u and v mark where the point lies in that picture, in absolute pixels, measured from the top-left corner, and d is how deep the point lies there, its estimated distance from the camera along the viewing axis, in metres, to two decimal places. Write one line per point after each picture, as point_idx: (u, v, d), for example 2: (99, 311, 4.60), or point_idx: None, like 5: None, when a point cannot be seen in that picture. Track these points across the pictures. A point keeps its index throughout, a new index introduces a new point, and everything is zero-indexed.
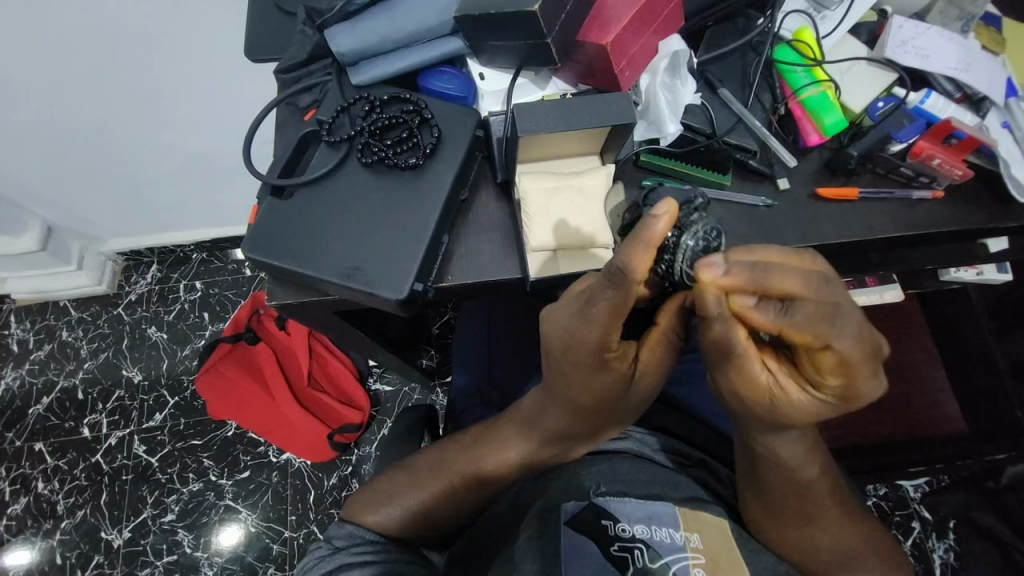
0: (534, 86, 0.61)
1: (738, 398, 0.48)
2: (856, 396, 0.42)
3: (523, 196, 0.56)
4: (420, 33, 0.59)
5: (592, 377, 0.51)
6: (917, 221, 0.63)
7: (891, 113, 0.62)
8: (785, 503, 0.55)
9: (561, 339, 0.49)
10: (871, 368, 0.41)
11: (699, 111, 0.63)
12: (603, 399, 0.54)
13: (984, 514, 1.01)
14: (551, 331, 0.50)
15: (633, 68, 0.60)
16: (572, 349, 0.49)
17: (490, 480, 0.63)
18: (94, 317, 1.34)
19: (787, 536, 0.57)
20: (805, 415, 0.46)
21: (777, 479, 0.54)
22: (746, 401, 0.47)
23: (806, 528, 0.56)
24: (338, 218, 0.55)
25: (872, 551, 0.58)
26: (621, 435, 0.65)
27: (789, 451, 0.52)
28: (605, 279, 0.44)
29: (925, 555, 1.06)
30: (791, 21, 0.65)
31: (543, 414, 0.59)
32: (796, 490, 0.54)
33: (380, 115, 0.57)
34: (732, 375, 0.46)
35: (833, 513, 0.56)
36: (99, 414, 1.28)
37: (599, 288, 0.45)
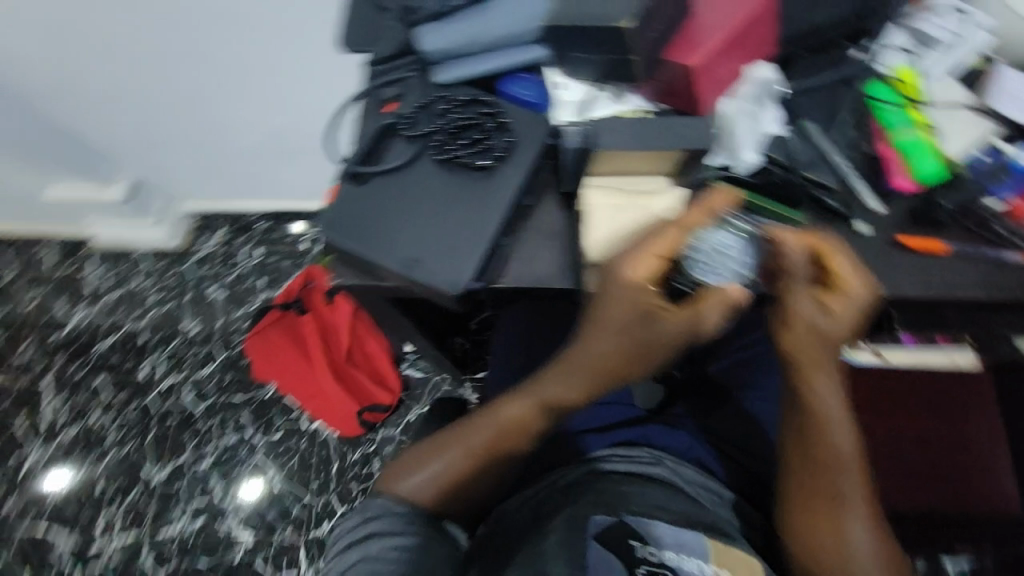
0: (612, 100, 0.61)
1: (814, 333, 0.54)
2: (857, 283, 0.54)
3: (588, 210, 0.59)
4: (506, 39, 0.60)
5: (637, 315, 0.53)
6: (1005, 285, 0.58)
7: (990, 165, 0.61)
8: (820, 445, 0.55)
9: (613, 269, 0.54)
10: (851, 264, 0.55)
11: (778, 144, 0.61)
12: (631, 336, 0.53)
13: None
14: (618, 273, 0.53)
15: (716, 91, 0.59)
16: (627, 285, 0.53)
17: (506, 436, 0.61)
18: (163, 269, 1.45)
19: (800, 489, 0.56)
20: (846, 315, 0.53)
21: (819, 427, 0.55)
22: (821, 335, 0.54)
23: (828, 481, 0.55)
24: (406, 209, 0.57)
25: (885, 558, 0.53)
26: (653, 461, 0.67)
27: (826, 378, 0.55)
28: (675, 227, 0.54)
29: None
30: (891, 58, 0.65)
31: (564, 380, 0.58)
32: (827, 437, 0.55)
33: (459, 115, 0.60)
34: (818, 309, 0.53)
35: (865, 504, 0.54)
36: (156, 359, 1.38)
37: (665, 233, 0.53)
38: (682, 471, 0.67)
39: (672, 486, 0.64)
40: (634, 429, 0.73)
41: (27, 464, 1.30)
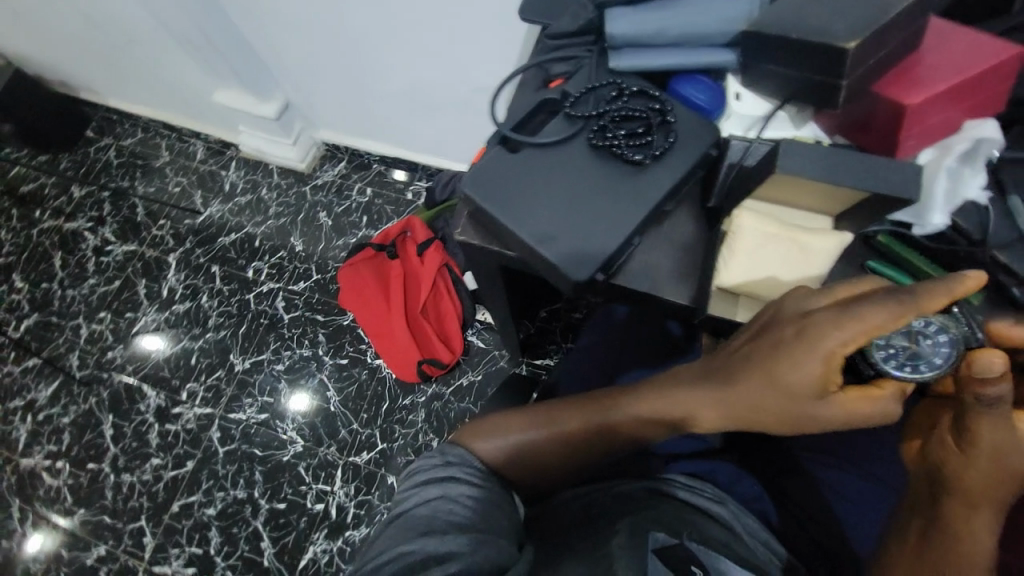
0: (789, 122, 0.57)
1: (999, 463, 0.46)
2: None
3: (734, 233, 0.53)
4: (695, 39, 0.58)
5: (800, 378, 0.46)
6: None
7: None
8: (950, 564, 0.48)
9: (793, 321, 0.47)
10: None
11: (971, 211, 0.53)
12: (781, 395, 0.48)
13: None
14: (799, 327, 0.46)
15: (921, 138, 0.53)
16: (798, 343, 0.46)
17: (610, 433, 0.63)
18: (287, 186, 1.60)
19: None
20: None
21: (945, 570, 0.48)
22: (1009, 468, 0.46)
23: None
24: (548, 186, 0.58)
25: None
26: (716, 498, 0.64)
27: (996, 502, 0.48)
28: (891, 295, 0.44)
29: None
30: None
31: (689, 407, 0.56)
32: (967, 553, 0.48)
33: (625, 105, 0.58)
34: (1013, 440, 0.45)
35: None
36: (263, 263, 1.54)
37: (880, 304, 0.43)
38: (744, 518, 0.63)
39: (729, 529, 0.60)
40: (704, 462, 0.70)
41: (143, 322, 1.50)
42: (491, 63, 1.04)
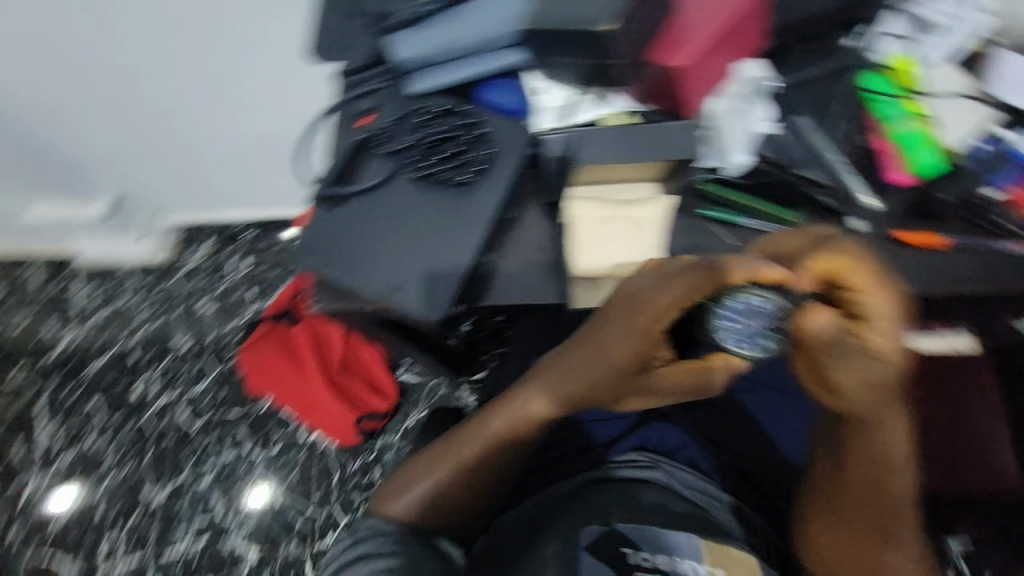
0: (595, 104, 0.58)
1: (856, 380, 0.44)
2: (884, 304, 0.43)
3: (575, 222, 0.58)
4: (481, 45, 0.57)
5: (630, 359, 0.52)
6: (1001, 275, 0.58)
7: (991, 155, 0.59)
8: (860, 479, 0.51)
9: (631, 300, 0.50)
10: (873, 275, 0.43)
11: (768, 140, 0.59)
12: (620, 379, 0.54)
13: None
14: (635, 309, 0.50)
15: (702, 90, 0.55)
16: (629, 328, 0.50)
17: (501, 450, 0.60)
18: (150, 285, 1.42)
19: (826, 511, 0.55)
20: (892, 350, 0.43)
21: (870, 483, 0.51)
22: (869, 379, 0.43)
23: (869, 504, 0.51)
24: (383, 232, 0.55)
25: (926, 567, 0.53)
26: (649, 465, 0.67)
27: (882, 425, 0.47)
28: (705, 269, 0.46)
29: None
30: (885, 45, 0.61)
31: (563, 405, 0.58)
32: (881, 463, 0.49)
33: (435, 128, 0.57)
34: (857, 354, 0.43)
35: (912, 546, 0.52)
36: (150, 377, 1.36)
37: (686, 276, 0.47)
38: (678, 474, 0.67)
39: (667, 490, 0.64)
40: (633, 435, 0.70)
41: (24, 492, 1.27)
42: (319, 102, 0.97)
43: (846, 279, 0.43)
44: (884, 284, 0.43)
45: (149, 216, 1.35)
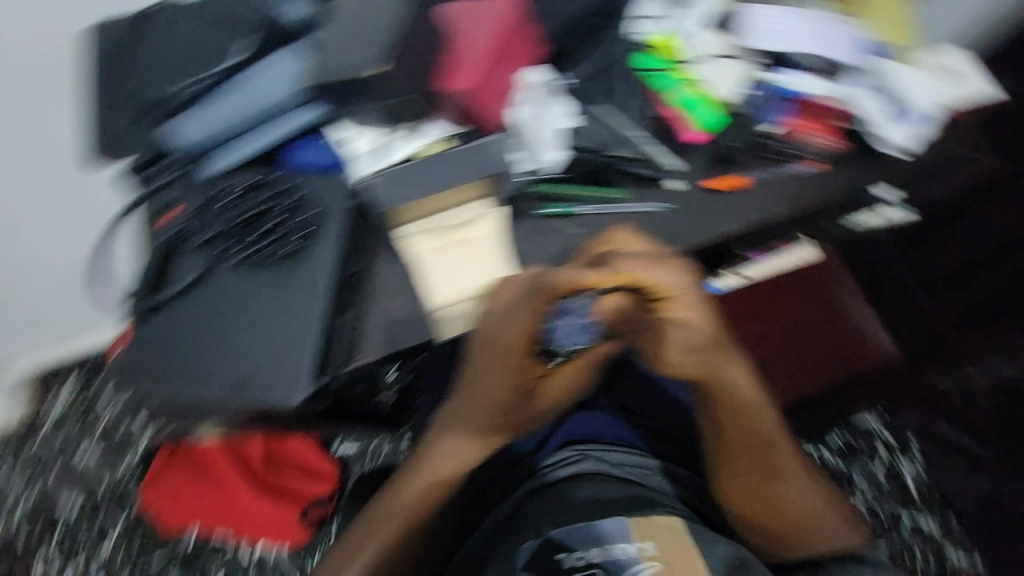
0: (407, 139, 0.57)
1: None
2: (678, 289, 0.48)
3: (415, 260, 0.56)
4: (270, 109, 0.54)
5: (514, 398, 0.53)
6: (806, 193, 0.65)
7: (758, 97, 0.67)
8: (735, 429, 0.59)
9: (488, 340, 0.50)
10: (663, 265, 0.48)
11: (578, 132, 0.63)
12: (516, 415, 0.55)
13: (943, 425, 1.22)
14: (492, 349, 0.50)
15: (498, 104, 0.58)
16: (503, 372, 0.51)
17: (429, 500, 0.60)
18: (13, 449, 1.21)
19: (728, 471, 0.60)
20: (693, 318, 0.49)
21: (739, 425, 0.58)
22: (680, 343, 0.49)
23: (751, 448, 0.59)
24: (218, 328, 0.52)
25: (805, 472, 0.62)
26: (579, 457, 0.67)
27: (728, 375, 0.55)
28: (536, 293, 0.48)
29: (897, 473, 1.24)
30: (643, 27, 0.67)
31: (463, 449, 0.58)
32: (741, 406, 0.58)
33: (247, 206, 0.54)
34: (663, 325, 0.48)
35: (794, 465, 0.61)
36: (38, 556, 1.13)
37: (529, 312, 0.48)
38: (608, 455, 0.68)
39: (599, 477, 0.63)
40: (559, 431, 0.72)
41: None
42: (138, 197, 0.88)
43: (638, 270, 0.47)
44: (668, 261, 0.48)
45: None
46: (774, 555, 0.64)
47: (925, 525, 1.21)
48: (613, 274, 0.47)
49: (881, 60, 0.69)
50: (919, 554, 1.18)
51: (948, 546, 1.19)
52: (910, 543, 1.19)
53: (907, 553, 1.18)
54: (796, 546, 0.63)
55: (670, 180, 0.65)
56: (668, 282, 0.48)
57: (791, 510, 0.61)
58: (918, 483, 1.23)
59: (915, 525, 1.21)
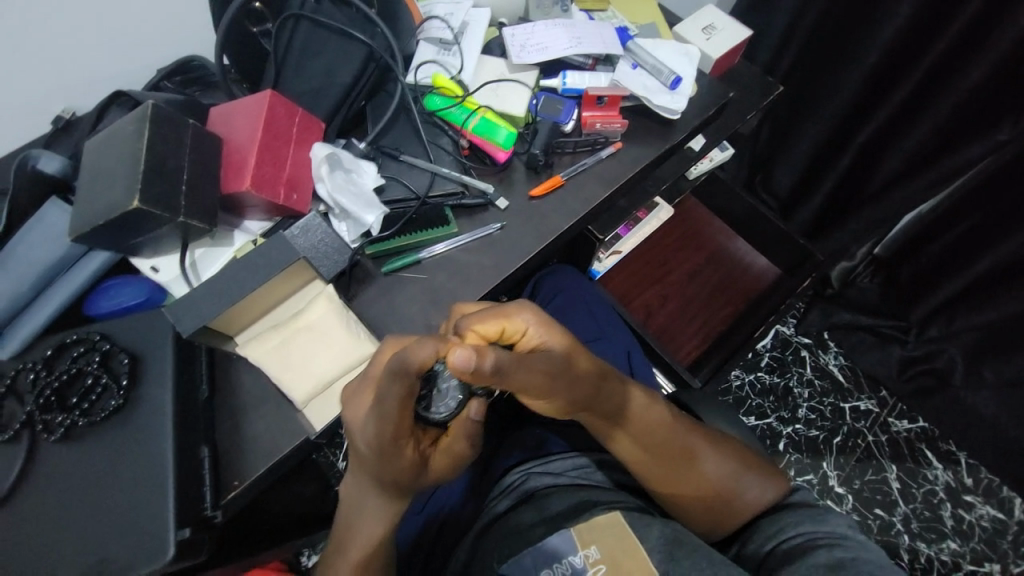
0: (217, 249, 0.57)
1: (544, 378, 0.45)
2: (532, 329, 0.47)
3: (262, 365, 0.54)
4: (53, 267, 0.52)
5: (405, 474, 0.48)
6: (618, 172, 0.73)
7: (546, 103, 0.73)
8: (651, 428, 0.59)
9: (364, 436, 0.45)
10: (512, 311, 0.47)
11: (393, 184, 0.66)
12: (416, 486, 0.51)
13: (841, 313, 1.33)
14: (371, 444, 0.45)
15: (301, 187, 0.58)
16: (380, 458, 0.46)
17: None
18: None
19: (658, 469, 0.59)
20: (561, 348, 0.48)
21: (641, 424, 0.58)
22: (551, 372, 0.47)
23: (669, 439, 0.60)
24: (58, 518, 0.46)
25: (722, 448, 0.63)
26: (522, 480, 0.66)
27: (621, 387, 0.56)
28: (389, 377, 0.41)
29: (826, 370, 1.36)
30: (427, 70, 0.71)
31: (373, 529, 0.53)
32: (643, 405, 0.59)
33: (53, 375, 0.49)
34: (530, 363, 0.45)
35: (704, 443, 0.62)
36: None
37: (397, 400, 0.42)
38: (552, 467, 0.67)
39: (544, 493, 0.63)
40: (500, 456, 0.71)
41: None
42: None
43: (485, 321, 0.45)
44: (513, 304, 0.47)
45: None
46: (720, 531, 0.63)
47: (863, 405, 1.33)
48: (465, 334, 0.44)
49: (635, 40, 0.78)
50: (867, 432, 1.30)
51: (888, 416, 1.32)
52: (857, 426, 1.31)
53: (857, 436, 1.30)
54: (732, 518, 0.62)
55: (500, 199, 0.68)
56: (523, 324, 0.47)
57: (724, 485, 0.62)
58: (845, 372, 1.36)
59: (856, 409, 1.32)
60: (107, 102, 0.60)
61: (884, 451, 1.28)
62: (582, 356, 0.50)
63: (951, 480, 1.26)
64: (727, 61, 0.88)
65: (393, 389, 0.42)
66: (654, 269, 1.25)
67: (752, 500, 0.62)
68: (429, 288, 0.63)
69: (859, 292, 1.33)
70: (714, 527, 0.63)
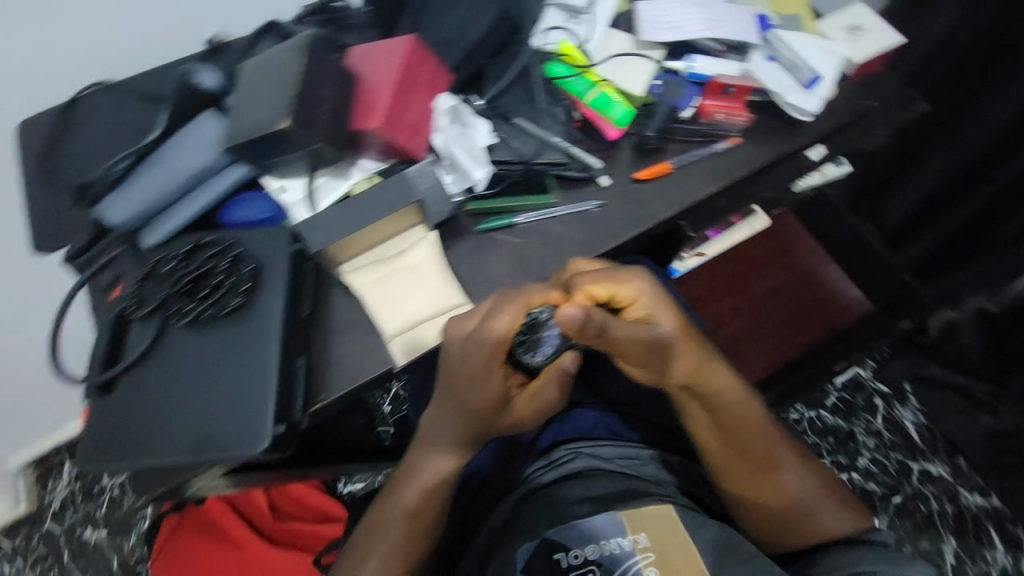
0: (337, 180, 0.60)
1: (645, 344, 0.50)
2: (641, 296, 0.52)
3: (362, 294, 0.58)
4: (199, 173, 0.57)
5: (492, 405, 0.54)
6: (730, 169, 0.70)
7: (668, 86, 0.70)
8: (737, 420, 0.59)
9: (460, 356, 0.51)
10: (626, 279, 0.52)
11: (502, 146, 0.66)
12: (496, 419, 0.56)
13: (934, 367, 1.24)
14: (463, 366, 0.51)
15: (421, 134, 0.60)
16: (470, 382, 0.52)
17: (416, 515, 0.60)
18: (25, 541, 1.29)
19: (732, 462, 0.60)
20: (661, 321, 0.52)
21: (729, 415, 0.59)
22: (653, 341, 0.51)
23: (751, 435, 0.60)
24: (173, 395, 0.52)
25: (801, 459, 0.63)
26: (570, 457, 0.67)
27: (717, 372, 0.58)
28: (502, 308, 0.49)
29: (899, 424, 1.25)
30: (553, 36, 0.70)
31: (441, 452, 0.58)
32: (735, 397, 0.59)
33: (188, 269, 0.55)
34: (634, 329, 0.49)
35: (785, 451, 0.62)
36: None
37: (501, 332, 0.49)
38: (600, 451, 0.68)
39: (592, 473, 0.64)
40: (549, 429, 0.73)
41: None
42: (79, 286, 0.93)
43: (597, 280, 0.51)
44: (626, 270, 0.52)
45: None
46: (787, 546, 0.61)
47: (934, 469, 1.22)
48: (576, 290, 0.50)
49: (776, 31, 0.73)
50: (933, 498, 1.19)
51: (960, 487, 1.20)
52: (922, 489, 1.20)
53: (919, 500, 1.19)
54: (799, 536, 0.61)
55: (603, 176, 0.67)
56: (634, 289, 0.52)
57: (799, 498, 0.61)
58: (921, 432, 1.25)
59: (926, 472, 1.22)
60: (261, 30, 0.65)
61: (947, 523, 1.17)
62: (684, 333, 0.53)
63: (1011, 568, 1.13)
64: (871, 67, 0.79)
65: (507, 319, 0.49)
66: (734, 284, 1.17)
67: (828, 521, 0.60)
68: (519, 253, 0.64)
69: (958, 348, 1.20)
70: (781, 540, 0.61)
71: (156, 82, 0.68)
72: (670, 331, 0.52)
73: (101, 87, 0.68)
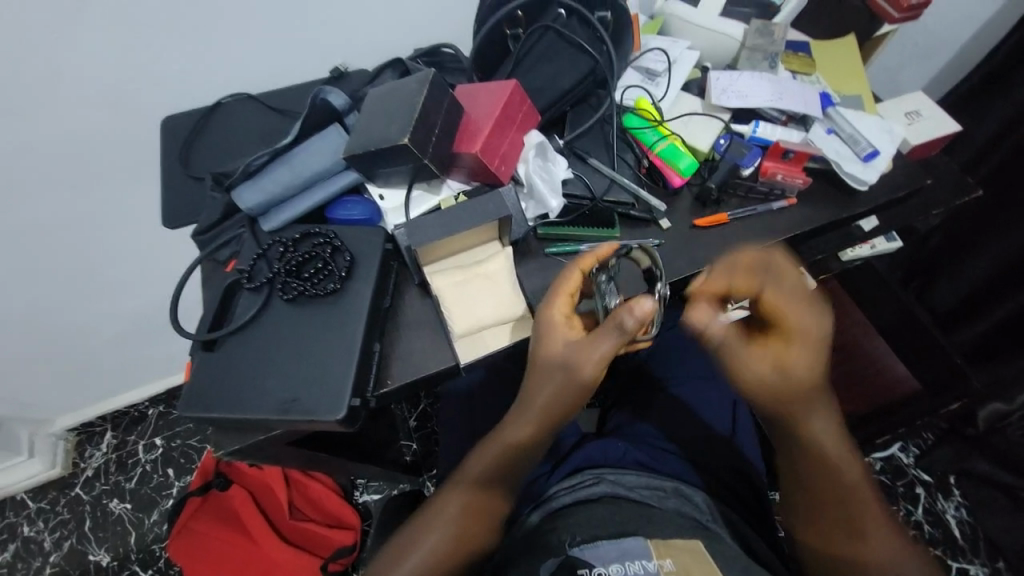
0: (428, 195, 0.68)
1: (755, 372, 0.56)
2: (790, 326, 0.55)
3: (439, 294, 0.64)
4: (319, 174, 0.66)
5: (558, 357, 0.59)
6: (784, 227, 0.74)
7: (732, 145, 0.76)
8: (821, 460, 0.57)
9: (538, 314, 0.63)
10: (787, 300, 0.55)
11: (576, 181, 0.74)
12: (562, 379, 0.59)
13: (979, 463, 1.16)
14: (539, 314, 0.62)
15: (508, 162, 0.68)
16: (543, 331, 0.61)
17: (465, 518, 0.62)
18: (53, 504, 1.34)
19: (808, 499, 0.59)
20: (800, 361, 0.55)
21: (801, 454, 0.58)
22: (770, 372, 0.56)
23: (836, 483, 0.57)
24: (268, 359, 0.59)
25: (900, 540, 0.56)
26: (593, 481, 0.68)
27: (820, 414, 0.57)
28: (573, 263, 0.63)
29: (941, 518, 1.19)
30: (631, 93, 0.79)
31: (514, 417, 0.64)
32: (820, 444, 0.57)
33: (296, 253, 0.63)
34: (755, 355, 0.56)
35: (881, 523, 0.56)
36: None
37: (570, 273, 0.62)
38: (623, 478, 0.68)
39: (615, 500, 0.65)
40: (575, 455, 0.75)
41: None
42: (167, 266, 1.04)
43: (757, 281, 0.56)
44: (794, 288, 0.55)
45: (33, 432, 1.29)
46: None
47: (973, 571, 1.15)
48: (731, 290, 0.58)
49: (838, 107, 0.79)
50: None
51: None
52: None
53: None
54: None
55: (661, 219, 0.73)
56: (789, 313, 0.55)
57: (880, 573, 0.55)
58: (963, 529, 1.19)
59: (965, 572, 1.15)
60: (384, 65, 0.77)
61: None
62: (811, 380, 0.55)
63: None
64: (926, 153, 0.84)
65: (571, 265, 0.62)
66: None
67: None
68: None
69: (1007, 444, 1.12)
70: None
71: (290, 100, 0.81)
72: (797, 372, 0.55)
73: (239, 96, 0.81)
